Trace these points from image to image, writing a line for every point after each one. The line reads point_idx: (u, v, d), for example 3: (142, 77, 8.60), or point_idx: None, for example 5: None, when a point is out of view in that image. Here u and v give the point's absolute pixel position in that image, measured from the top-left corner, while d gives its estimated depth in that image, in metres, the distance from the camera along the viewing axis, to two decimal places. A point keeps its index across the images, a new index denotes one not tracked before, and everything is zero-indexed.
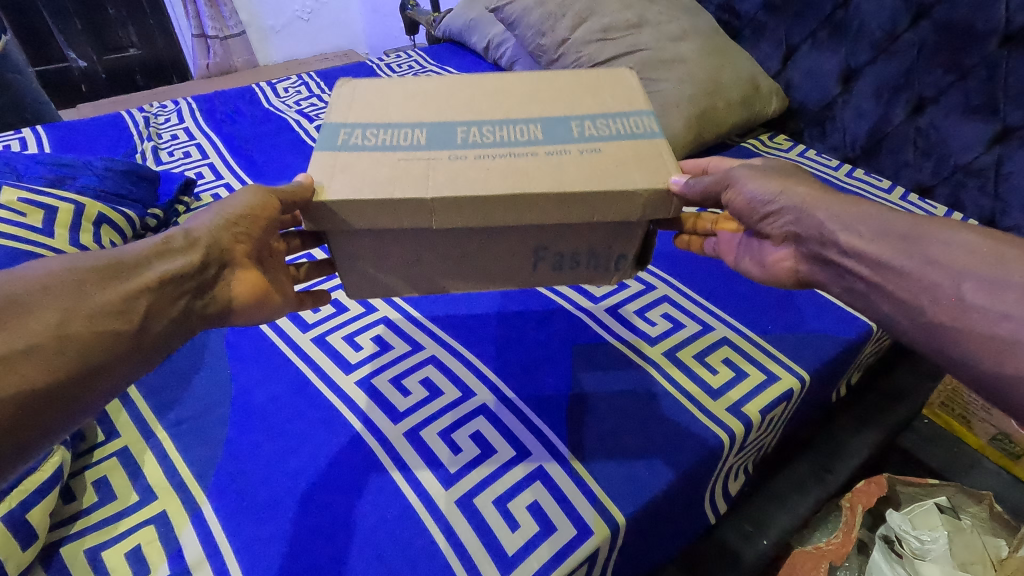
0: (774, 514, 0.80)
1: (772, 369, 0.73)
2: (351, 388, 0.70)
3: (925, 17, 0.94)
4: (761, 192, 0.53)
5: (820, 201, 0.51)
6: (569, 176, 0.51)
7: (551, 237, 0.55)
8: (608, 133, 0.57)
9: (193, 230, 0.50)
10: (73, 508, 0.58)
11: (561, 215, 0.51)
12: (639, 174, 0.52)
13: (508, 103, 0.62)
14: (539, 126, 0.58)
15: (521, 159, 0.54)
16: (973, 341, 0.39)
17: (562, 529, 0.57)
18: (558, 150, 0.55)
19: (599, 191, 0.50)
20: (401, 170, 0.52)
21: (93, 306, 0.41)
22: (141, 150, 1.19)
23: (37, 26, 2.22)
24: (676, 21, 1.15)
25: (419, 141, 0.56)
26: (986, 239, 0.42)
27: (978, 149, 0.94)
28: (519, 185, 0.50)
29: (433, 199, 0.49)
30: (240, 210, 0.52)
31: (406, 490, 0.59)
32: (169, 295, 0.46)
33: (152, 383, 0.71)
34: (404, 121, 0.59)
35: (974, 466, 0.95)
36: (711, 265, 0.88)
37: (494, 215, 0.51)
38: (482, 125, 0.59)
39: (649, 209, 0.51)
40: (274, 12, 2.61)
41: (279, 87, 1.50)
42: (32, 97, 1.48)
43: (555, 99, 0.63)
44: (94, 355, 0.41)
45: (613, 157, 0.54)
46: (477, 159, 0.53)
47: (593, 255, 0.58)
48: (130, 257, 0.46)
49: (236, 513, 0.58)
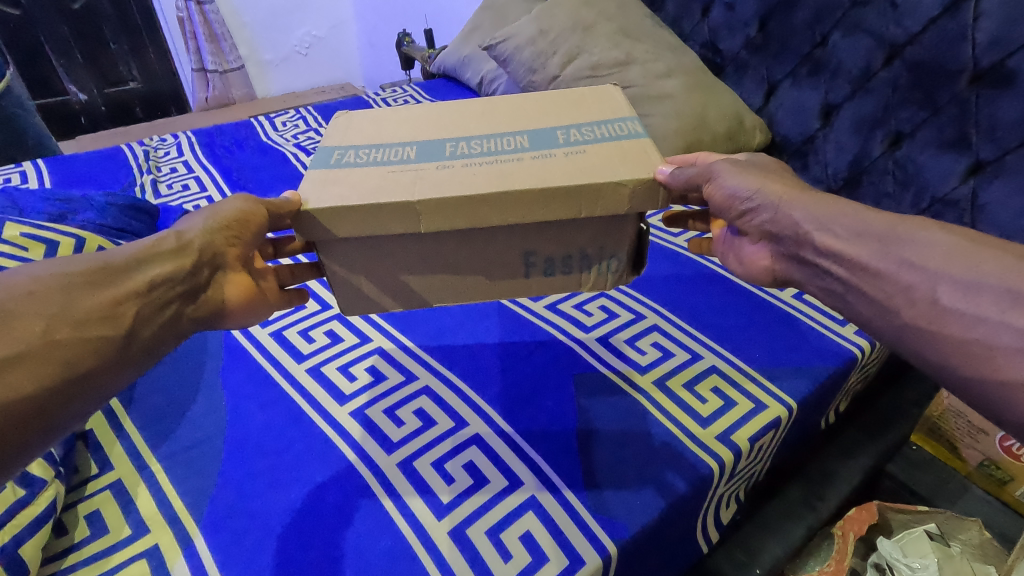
0: (765, 542, 0.80)
1: (760, 398, 0.74)
2: (345, 419, 0.70)
3: (898, 57, 0.99)
4: (742, 187, 0.56)
5: (795, 200, 0.53)
6: (557, 175, 0.53)
7: (540, 240, 0.57)
8: (593, 137, 0.60)
9: (186, 232, 0.53)
10: (65, 542, 0.58)
11: (552, 211, 0.53)
12: (623, 167, 0.54)
13: (492, 119, 0.65)
14: (525, 136, 0.61)
15: (507, 165, 0.56)
16: (948, 339, 0.41)
17: (555, 559, 0.57)
18: (544, 154, 0.57)
19: (585, 186, 0.52)
20: (386, 181, 0.55)
21: (80, 312, 0.42)
22: (140, 183, 1.21)
23: (38, 60, 2.28)
24: (663, 59, 1.20)
25: (409, 156, 0.59)
26: (961, 235, 0.44)
27: (954, 181, 0.96)
28: (502, 184, 0.52)
29: (419, 201, 0.51)
30: (232, 215, 0.55)
31: (398, 519, 0.60)
32: (158, 299, 0.48)
33: (144, 414, 0.71)
34: (397, 141, 0.62)
35: (963, 493, 0.92)
36: (703, 294, 0.90)
37: (482, 214, 0.53)
38: (466, 140, 0.61)
39: (635, 202, 0.53)
40: (272, 46, 2.67)
41: (278, 121, 1.54)
42: (33, 131, 1.50)
43: (540, 113, 0.66)
44: (81, 360, 0.41)
45: (598, 156, 0.56)
46: (464, 167, 0.56)
47: (587, 261, 0.60)
48: (119, 260, 0.47)
49: (228, 546, 0.58)
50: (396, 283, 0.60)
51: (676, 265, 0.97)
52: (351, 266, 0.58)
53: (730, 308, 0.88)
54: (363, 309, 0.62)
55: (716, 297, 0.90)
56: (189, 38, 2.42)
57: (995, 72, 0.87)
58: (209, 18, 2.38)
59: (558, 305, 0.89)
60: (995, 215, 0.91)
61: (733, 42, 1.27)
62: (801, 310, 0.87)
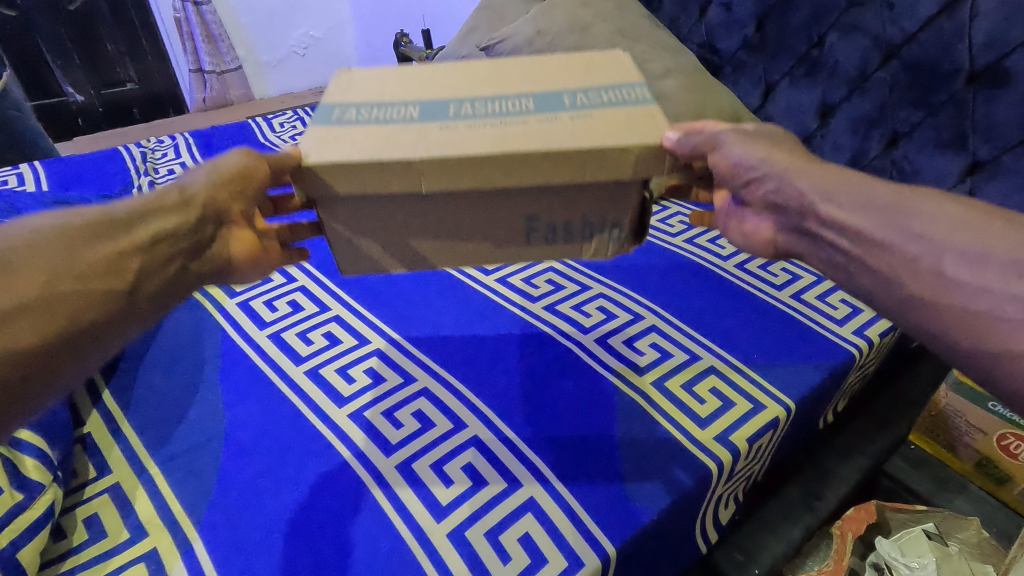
0: (765, 542, 0.80)
1: (759, 398, 0.74)
2: (343, 421, 0.70)
3: (895, 57, 0.99)
4: (745, 158, 0.55)
5: (801, 170, 0.53)
6: (561, 137, 0.53)
7: (542, 204, 0.57)
8: (598, 102, 0.59)
9: (189, 187, 0.52)
10: (63, 547, 0.58)
11: (557, 173, 0.53)
12: (629, 133, 0.53)
13: (495, 83, 0.65)
14: (531, 99, 0.61)
15: (512, 127, 0.55)
16: (951, 312, 0.42)
17: (553, 561, 0.58)
18: (549, 117, 0.57)
19: (590, 149, 0.51)
20: (388, 139, 0.54)
21: (83, 265, 0.43)
22: (138, 185, 1.21)
23: (34, 60, 2.27)
24: (660, 59, 1.20)
25: (412, 116, 0.59)
26: (965, 211, 0.45)
27: (951, 181, 0.97)
28: (506, 145, 0.52)
29: (420, 159, 0.51)
30: (234, 169, 0.54)
31: (397, 522, 0.60)
32: (162, 254, 0.47)
33: (143, 417, 0.71)
34: (399, 100, 0.62)
35: (961, 492, 0.91)
36: (703, 291, 0.91)
37: (482, 176, 0.52)
38: (470, 101, 0.61)
39: (640, 167, 0.53)
40: (270, 47, 2.67)
41: (275, 122, 1.54)
42: (30, 133, 1.50)
43: (547, 77, 0.66)
44: (85, 312, 0.42)
45: (604, 120, 0.56)
46: (467, 128, 0.56)
47: (591, 229, 0.60)
48: (121, 213, 0.47)
49: (227, 549, 0.58)
50: (399, 248, 0.60)
51: (675, 265, 0.97)
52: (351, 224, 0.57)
53: (729, 306, 0.88)
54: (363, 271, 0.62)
55: (716, 295, 0.90)
56: (186, 39, 2.42)
57: (991, 71, 0.87)
58: (206, 18, 2.39)
59: (557, 306, 0.89)
60: None
61: (731, 42, 1.27)
62: (799, 309, 0.87)
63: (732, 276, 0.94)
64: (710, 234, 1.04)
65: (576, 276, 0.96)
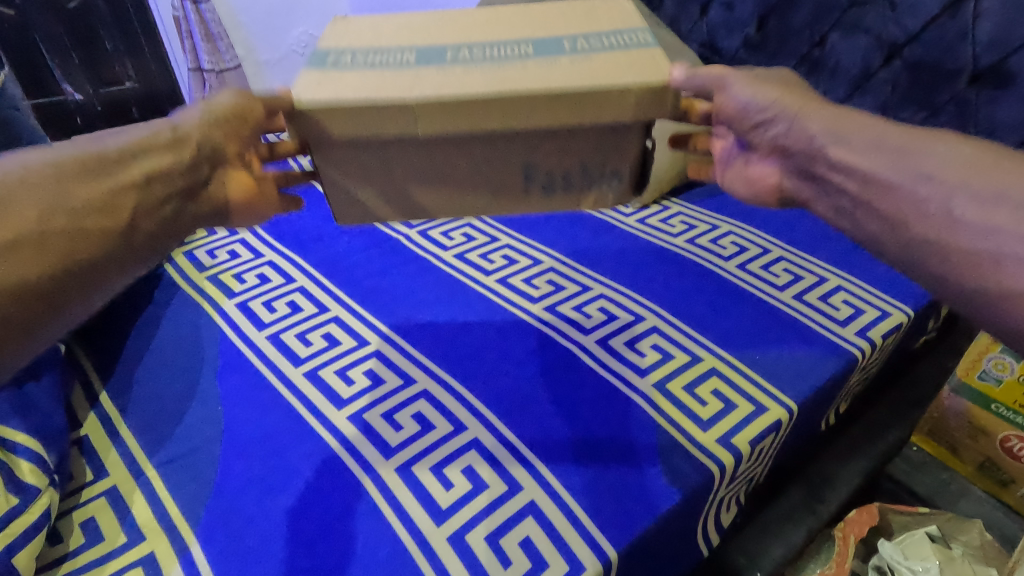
0: (766, 545, 0.80)
1: (761, 400, 0.74)
2: (342, 424, 0.70)
3: (897, 57, 0.98)
4: (755, 100, 0.54)
5: (813, 112, 0.52)
6: (561, 77, 0.52)
7: (540, 152, 0.57)
8: (599, 47, 0.57)
9: (181, 125, 0.52)
10: (60, 550, 0.58)
11: (556, 114, 0.53)
12: (630, 73, 0.53)
13: (495, 29, 0.62)
14: (529, 44, 0.59)
15: (510, 70, 0.54)
16: (959, 251, 0.41)
17: (555, 565, 0.57)
18: (548, 61, 0.55)
19: (591, 89, 0.51)
20: (383, 82, 0.53)
21: (76, 202, 0.44)
22: None
23: (33, 59, 2.26)
24: None
25: (409, 62, 0.57)
26: (980, 147, 0.44)
27: None
28: (503, 86, 0.52)
29: (415, 100, 0.51)
30: (227, 107, 0.54)
31: (397, 525, 0.59)
32: (156, 195, 0.49)
33: (141, 419, 0.71)
34: (396, 45, 0.60)
35: (964, 494, 0.91)
36: (705, 291, 0.90)
37: (476, 120, 0.52)
38: (469, 47, 0.59)
39: (642, 108, 0.53)
40: (268, 46, 2.67)
41: None
42: (28, 132, 1.49)
43: (548, 22, 0.63)
44: (79, 250, 0.44)
45: (604, 63, 0.55)
46: (465, 72, 0.54)
47: (591, 176, 0.59)
48: (112, 150, 0.48)
49: (225, 553, 0.57)
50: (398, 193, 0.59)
51: (675, 265, 0.96)
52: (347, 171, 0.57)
53: (732, 306, 0.88)
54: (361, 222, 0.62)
55: (718, 294, 0.90)
56: (184, 38, 2.40)
57: (995, 71, 0.87)
58: (205, 16, 2.32)
59: (557, 307, 0.89)
60: None
61: (731, 42, 1.26)
62: (800, 310, 0.87)
63: (733, 276, 0.93)
64: (711, 234, 1.04)
65: (576, 276, 0.95)
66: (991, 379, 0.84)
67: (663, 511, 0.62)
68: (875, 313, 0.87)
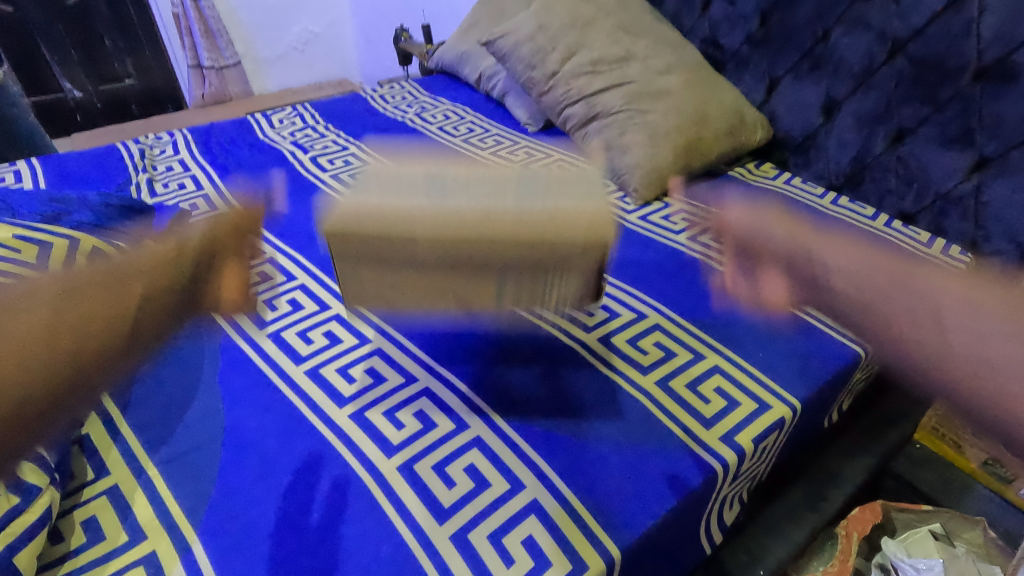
0: (770, 544, 0.80)
1: (764, 398, 0.73)
2: (344, 422, 0.69)
3: (901, 52, 0.98)
4: (773, 234, 0.77)
5: (809, 242, 0.70)
6: (531, 219, 0.49)
7: (521, 277, 0.54)
8: (568, 188, 0.55)
9: (142, 254, 0.57)
10: (61, 549, 0.57)
11: (517, 251, 0.49)
12: (584, 208, 0.52)
13: (495, 163, 0.59)
14: (516, 177, 0.55)
15: (495, 204, 0.51)
16: None
17: (558, 565, 0.57)
18: (528, 188, 0.53)
19: (552, 223, 0.49)
20: (390, 213, 0.51)
21: (94, 303, 0.43)
22: (136, 182, 1.20)
23: (32, 56, 2.25)
24: (662, 55, 1.20)
25: (415, 188, 0.54)
26: None
27: (958, 177, 0.96)
28: (482, 223, 0.49)
29: (427, 229, 0.49)
30: (167, 253, 0.60)
31: (399, 524, 0.59)
32: (156, 304, 0.51)
33: (142, 418, 0.71)
34: (416, 161, 0.64)
35: (966, 491, 0.91)
36: (707, 288, 0.90)
37: (466, 252, 0.49)
38: (470, 176, 0.56)
39: (591, 242, 0.51)
40: (268, 42, 2.66)
41: (274, 118, 1.53)
42: (28, 127, 1.49)
43: (517, 167, 0.58)
44: (90, 363, 0.42)
45: (567, 198, 0.53)
46: (466, 183, 0.54)
47: (549, 288, 0.57)
48: (105, 267, 0.49)
49: (227, 552, 0.57)
50: (390, 299, 0.60)
51: (677, 262, 0.96)
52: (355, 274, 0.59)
53: (735, 302, 0.87)
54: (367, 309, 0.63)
55: (720, 290, 0.90)
56: (184, 35, 2.40)
57: (1000, 67, 0.87)
58: (205, 13, 2.37)
59: None
60: (1000, 212, 0.92)
61: (733, 38, 1.25)
62: None
63: None
64: (714, 231, 1.04)
65: None
66: None
67: (665, 510, 0.62)
68: None
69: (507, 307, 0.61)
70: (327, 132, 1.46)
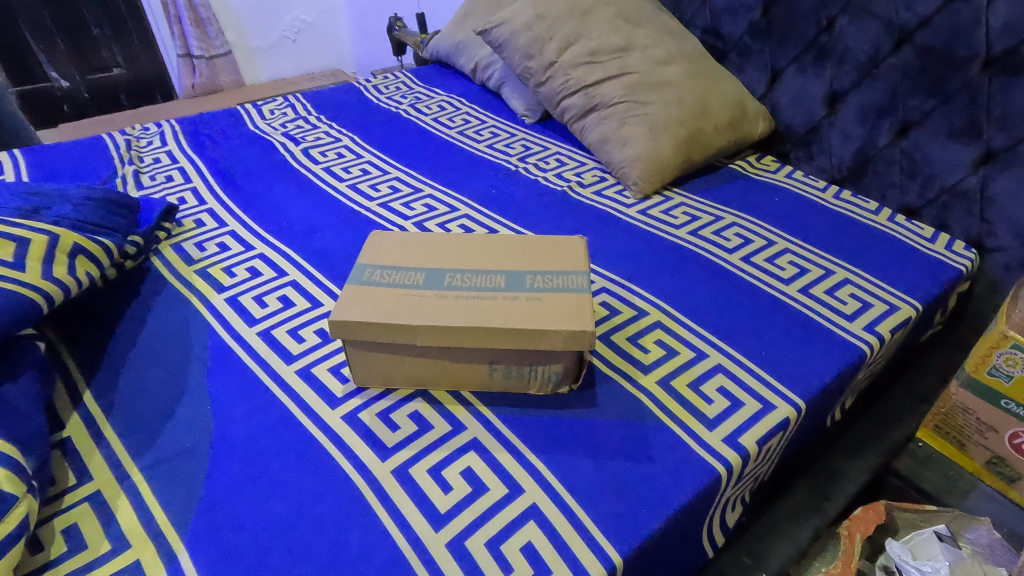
0: (774, 545, 0.78)
1: (769, 398, 0.71)
2: (336, 423, 0.67)
3: (908, 42, 0.95)
4: None
5: None
6: (514, 316, 0.63)
7: (503, 353, 0.66)
8: (553, 286, 0.67)
9: None
10: (40, 560, 0.55)
11: (507, 343, 0.63)
12: (562, 318, 0.63)
13: (488, 254, 0.73)
14: (502, 275, 0.69)
15: (484, 300, 0.65)
16: None
17: (557, 573, 0.55)
18: (512, 296, 0.66)
19: (533, 328, 0.61)
20: (399, 303, 0.65)
21: None
22: (122, 175, 1.16)
23: (17, 44, 2.20)
24: (663, 44, 1.17)
25: (418, 274, 0.70)
26: None
27: (963, 171, 0.94)
28: (474, 319, 0.62)
29: (417, 324, 0.62)
30: None
31: (394, 531, 0.57)
32: None
33: (126, 420, 0.68)
34: (412, 265, 0.71)
35: (970, 492, 0.86)
36: (709, 284, 0.88)
37: (459, 340, 0.63)
38: (466, 271, 0.70)
39: (568, 343, 0.62)
40: (260, 32, 2.61)
41: (265, 109, 1.50)
42: (10, 118, 1.44)
43: (509, 255, 0.72)
44: None
45: (549, 304, 0.65)
46: (456, 298, 0.66)
47: (535, 366, 0.67)
48: None
49: (215, 561, 0.55)
50: (392, 370, 0.69)
51: (678, 257, 0.94)
52: (355, 316, 0.63)
53: (737, 299, 0.85)
54: (362, 339, 0.64)
55: (722, 287, 0.88)
56: (173, 22, 2.34)
57: (1008, 58, 0.85)
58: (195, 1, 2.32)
59: None
60: (1007, 206, 0.90)
61: (735, 27, 1.22)
62: (807, 304, 0.85)
63: (736, 269, 0.91)
64: (715, 226, 1.01)
65: None
66: (1000, 375, 0.78)
67: (668, 515, 0.60)
68: (883, 307, 0.85)
69: (499, 389, 0.71)
70: (319, 124, 1.43)
